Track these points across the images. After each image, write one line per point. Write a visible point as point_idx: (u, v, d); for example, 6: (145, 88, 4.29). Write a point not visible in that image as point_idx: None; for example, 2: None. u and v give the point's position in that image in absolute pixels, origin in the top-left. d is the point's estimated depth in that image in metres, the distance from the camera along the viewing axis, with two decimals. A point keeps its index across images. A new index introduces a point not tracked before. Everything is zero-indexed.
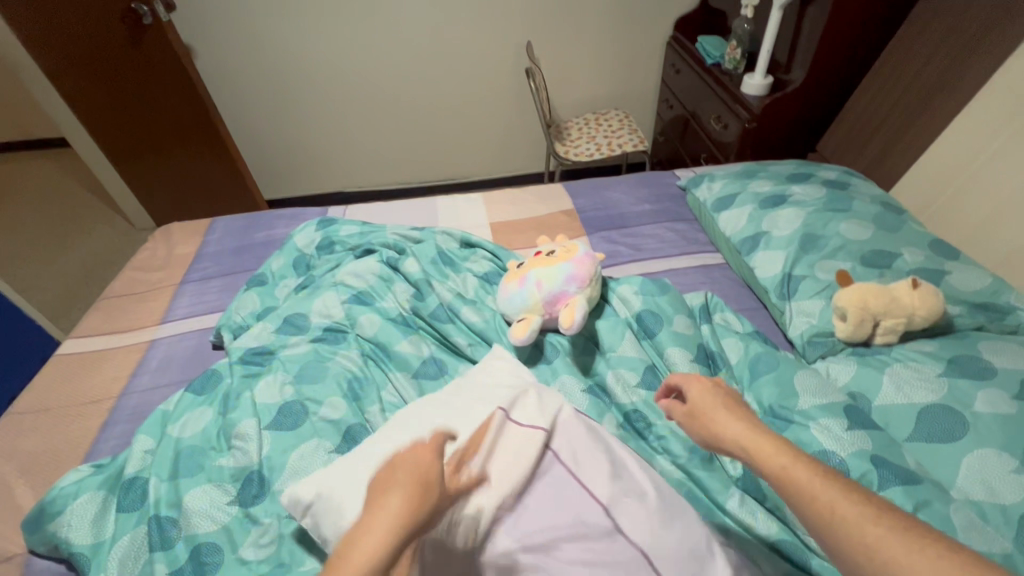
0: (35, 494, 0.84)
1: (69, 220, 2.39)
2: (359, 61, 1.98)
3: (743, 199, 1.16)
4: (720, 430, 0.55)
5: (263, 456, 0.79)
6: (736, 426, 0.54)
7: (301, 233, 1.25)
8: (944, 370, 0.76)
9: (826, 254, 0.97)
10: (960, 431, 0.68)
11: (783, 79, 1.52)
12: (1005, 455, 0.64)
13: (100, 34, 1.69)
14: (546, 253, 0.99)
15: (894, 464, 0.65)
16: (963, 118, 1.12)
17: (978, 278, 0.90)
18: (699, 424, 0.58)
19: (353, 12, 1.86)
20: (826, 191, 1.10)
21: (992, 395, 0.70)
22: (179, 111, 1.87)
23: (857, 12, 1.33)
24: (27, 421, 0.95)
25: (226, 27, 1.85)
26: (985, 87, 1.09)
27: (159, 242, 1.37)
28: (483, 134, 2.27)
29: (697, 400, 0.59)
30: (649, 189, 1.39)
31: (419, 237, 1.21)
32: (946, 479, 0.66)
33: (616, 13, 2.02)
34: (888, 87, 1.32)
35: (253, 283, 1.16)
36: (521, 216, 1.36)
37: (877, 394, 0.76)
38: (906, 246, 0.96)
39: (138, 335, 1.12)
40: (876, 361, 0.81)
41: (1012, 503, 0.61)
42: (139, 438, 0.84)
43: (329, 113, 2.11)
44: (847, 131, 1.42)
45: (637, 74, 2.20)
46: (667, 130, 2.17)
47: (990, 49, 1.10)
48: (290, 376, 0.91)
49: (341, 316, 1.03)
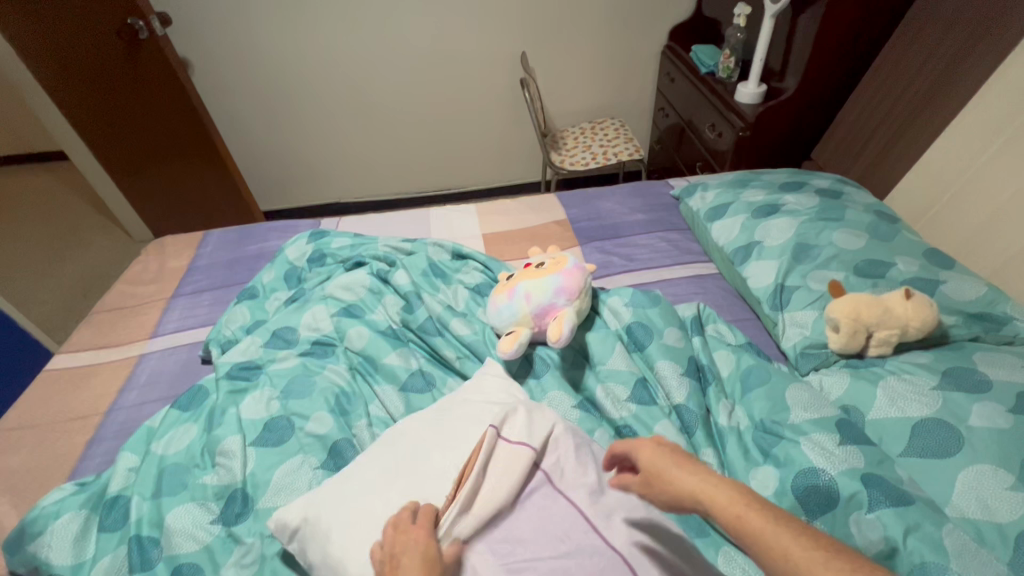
0: (19, 513, 0.84)
1: (69, 233, 2.40)
2: (354, 73, 1.99)
3: (735, 209, 1.15)
4: (677, 482, 0.52)
5: (247, 473, 0.78)
6: (688, 479, 0.51)
7: (293, 245, 1.24)
8: (938, 383, 0.74)
9: (819, 264, 0.96)
10: (956, 446, 0.66)
11: (776, 87, 1.51)
12: (1001, 471, 0.63)
13: (97, 49, 1.70)
14: (535, 265, 0.99)
15: (886, 482, 0.63)
16: (956, 126, 1.11)
17: (973, 287, 0.89)
18: (656, 488, 0.54)
19: (347, 24, 1.87)
20: (818, 200, 1.09)
21: (987, 409, 0.69)
22: (175, 124, 1.88)
23: (849, 20, 1.32)
24: (13, 438, 0.94)
25: (222, 40, 1.86)
26: (978, 95, 1.08)
27: (152, 255, 1.37)
28: (479, 144, 2.28)
29: (647, 464, 0.55)
30: (642, 199, 1.38)
31: (410, 248, 1.20)
32: (940, 497, 0.64)
33: (610, 23, 2.02)
34: (881, 94, 1.32)
35: (244, 296, 1.15)
36: (514, 227, 1.35)
37: (871, 407, 0.75)
38: (899, 255, 0.94)
39: (128, 349, 1.11)
40: (869, 373, 0.79)
41: (1009, 523, 0.59)
42: (123, 456, 0.83)
43: (324, 125, 2.11)
44: (841, 139, 1.41)
45: (633, 83, 2.20)
46: (663, 138, 2.17)
47: (981, 56, 1.09)
48: (277, 391, 0.90)
49: (330, 330, 1.02)
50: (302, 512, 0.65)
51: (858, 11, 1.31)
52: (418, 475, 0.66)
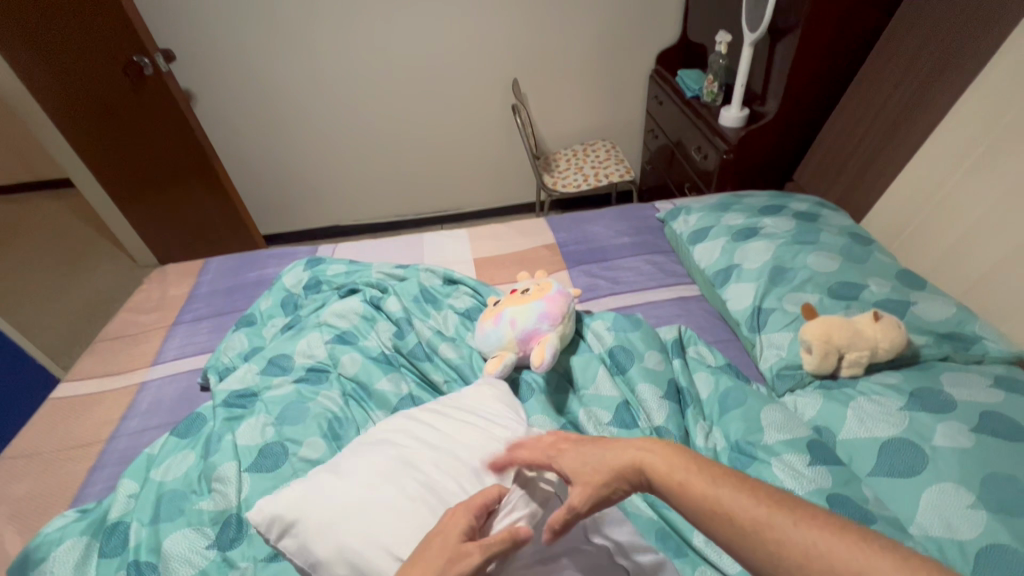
0: (23, 539, 0.87)
1: (75, 259, 2.46)
2: (351, 102, 2.06)
3: (716, 232, 1.18)
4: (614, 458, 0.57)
5: (243, 499, 0.81)
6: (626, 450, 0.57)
7: (290, 273, 1.29)
8: (905, 403, 0.77)
9: (794, 286, 0.99)
10: (919, 465, 0.69)
11: (758, 111, 1.56)
12: (961, 490, 0.65)
13: (104, 84, 1.77)
14: (521, 291, 1.02)
15: (850, 502, 0.66)
16: (926, 150, 1.15)
17: (942, 308, 0.92)
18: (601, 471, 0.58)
19: (344, 57, 1.95)
20: (795, 223, 1.13)
21: (950, 428, 0.71)
22: (177, 154, 1.94)
23: (824, 49, 1.37)
24: (19, 466, 0.98)
25: (223, 74, 1.94)
26: (945, 121, 1.12)
27: (155, 284, 1.42)
28: (474, 168, 2.33)
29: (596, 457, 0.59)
30: (628, 222, 1.42)
31: (403, 275, 1.24)
32: (905, 515, 0.66)
33: (599, 51, 2.09)
34: (857, 118, 1.36)
35: (242, 323, 1.19)
36: (504, 251, 1.39)
37: (841, 428, 0.77)
38: (872, 277, 0.98)
39: (131, 377, 1.15)
40: (841, 394, 0.82)
41: (971, 540, 0.61)
42: (123, 482, 0.86)
43: (323, 152, 2.18)
44: (820, 161, 1.46)
45: (623, 106, 2.26)
46: (654, 159, 2.22)
47: (947, 84, 1.14)
48: (272, 417, 0.93)
49: (324, 356, 1.05)
50: (296, 510, 0.65)
51: (833, 39, 1.36)
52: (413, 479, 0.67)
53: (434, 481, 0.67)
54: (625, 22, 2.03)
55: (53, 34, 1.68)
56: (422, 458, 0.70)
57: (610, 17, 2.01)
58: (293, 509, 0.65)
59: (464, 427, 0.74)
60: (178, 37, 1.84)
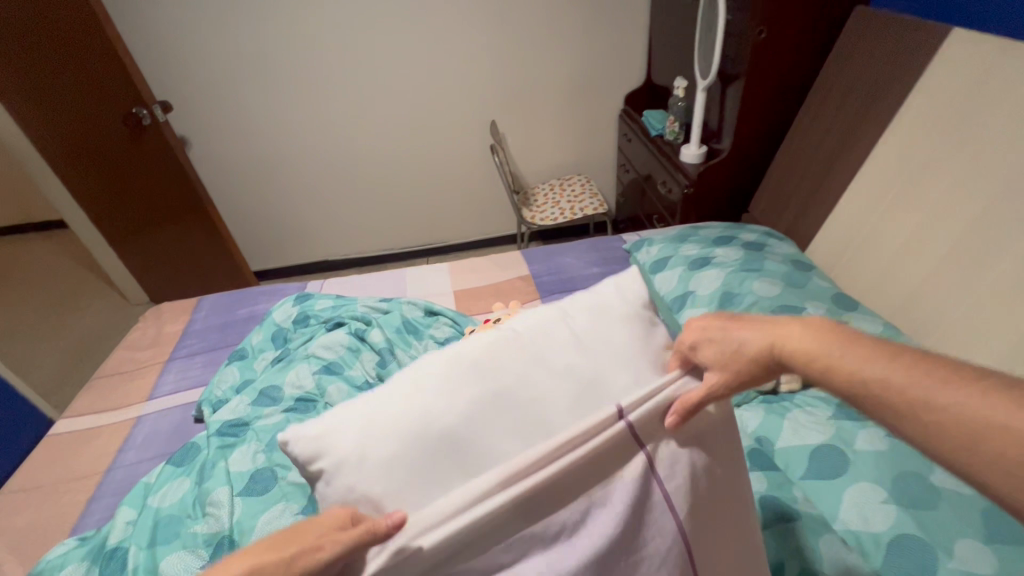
0: (23, 569, 0.91)
1: (67, 299, 2.51)
2: (338, 144, 2.18)
3: (674, 262, 1.29)
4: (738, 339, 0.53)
5: (235, 521, 0.87)
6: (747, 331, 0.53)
7: (280, 309, 1.37)
8: (833, 414, 0.86)
9: (741, 310, 1.10)
10: (842, 467, 0.78)
11: (715, 148, 1.69)
12: (877, 487, 0.74)
13: (104, 133, 1.88)
14: (494, 321, 1.11)
15: (779, 503, 0.75)
16: (858, 184, 1.28)
17: (870, 326, 1.02)
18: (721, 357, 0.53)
19: (332, 103, 2.08)
20: (743, 253, 1.25)
21: (870, 434, 0.80)
22: (171, 196, 2.03)
23: (768, 93, 1.51)
24: (20, 499, 1.03)
25: (217, 121, 2.06)
26: (871, 158, 1.25)
27: (150, 322, 1.49)
28: (456, 203, 2.44)
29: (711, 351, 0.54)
30: (598, 253, 1.53)
31: (386, 308, 1.33)
32: (831, 513, 0.74)
33: (570, 93, 2.24)
34: (800, 154, 1.48)
35: (235, 358, 1.27)
36: (482, 284, 1.49)
37: (778, 437, 0.86)
38: (809, 300, 1.08)
39: (128, 412, 1.21)
40: (779, 407, 0.91)
41: (882, 532, 0.70)
42: (122, 510, 0.92)
43: (311, 191, 2.28)
44: (771, 194, 1.58)
45: (596, 143, 2.40)
46: (627, 192, 2.35)
47: (869, 125, 1.27)
48: (262, 445, 1.00)
49: (311, 386, 1.13)
50: (318, 440, 0.56)
51: (775, 85, 1.50)
52: (442, 426, 0.55)
53: (490, 435, 0.55)
54: (593, 67, 2.19)
55: (58, 87, 1.79)
56: (459, 394, 0.57)
57: (578, 64, 2.17)
58: (315, 438, 0.56)
59: (561, 355, 0.61)
60: (175, 90, 1.97)
